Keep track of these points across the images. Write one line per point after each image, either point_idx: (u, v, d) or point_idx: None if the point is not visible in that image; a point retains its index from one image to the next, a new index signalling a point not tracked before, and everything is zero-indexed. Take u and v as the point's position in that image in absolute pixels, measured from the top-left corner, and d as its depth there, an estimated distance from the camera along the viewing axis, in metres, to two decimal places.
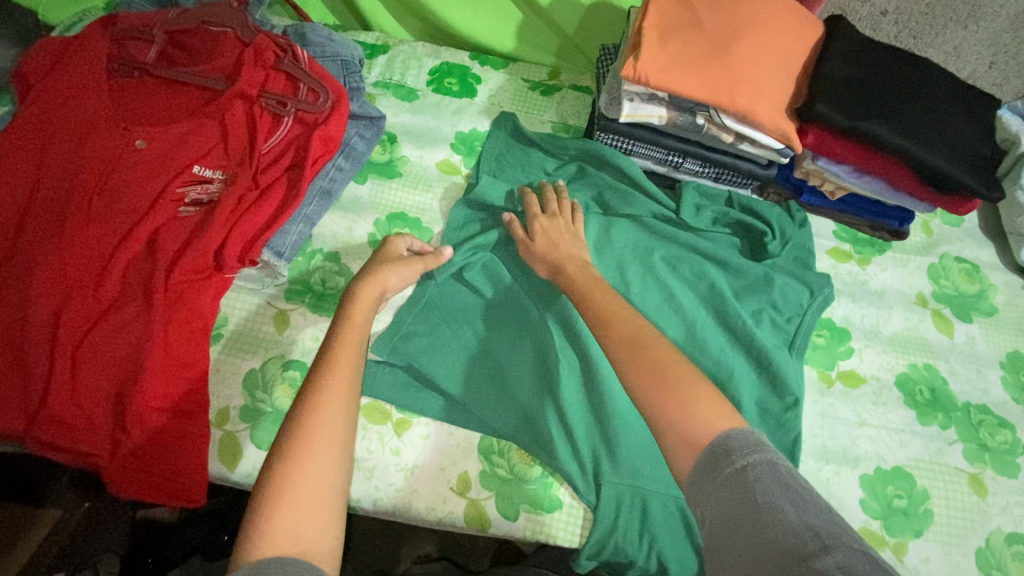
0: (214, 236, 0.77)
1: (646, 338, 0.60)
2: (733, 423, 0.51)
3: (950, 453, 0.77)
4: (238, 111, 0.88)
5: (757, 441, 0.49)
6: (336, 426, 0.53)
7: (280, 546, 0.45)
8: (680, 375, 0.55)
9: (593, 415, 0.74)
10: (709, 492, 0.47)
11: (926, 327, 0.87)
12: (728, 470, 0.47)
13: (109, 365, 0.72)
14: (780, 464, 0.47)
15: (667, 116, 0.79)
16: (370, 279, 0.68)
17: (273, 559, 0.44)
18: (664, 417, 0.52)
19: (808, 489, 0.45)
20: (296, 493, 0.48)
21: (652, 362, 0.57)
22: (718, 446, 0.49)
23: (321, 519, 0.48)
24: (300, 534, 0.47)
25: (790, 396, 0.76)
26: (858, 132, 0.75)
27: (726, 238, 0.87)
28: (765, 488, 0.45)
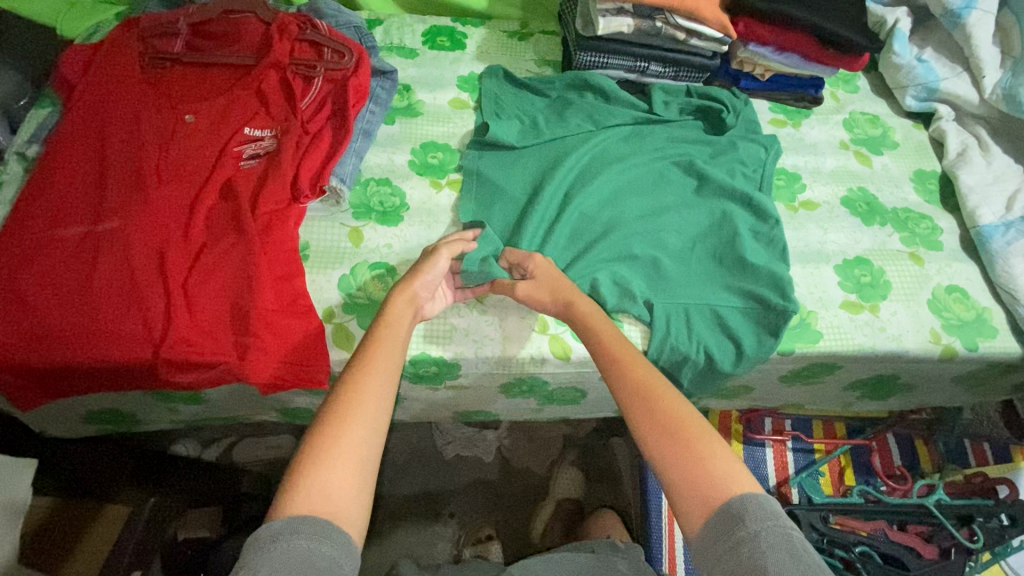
0: (287, 172, 0.90)
1: (658, 384, 0.66)
2: (745, 484, 0.57)
3: (891, 241, 1.01)
4: (274, 78, 1.01)
5: (772, 509, 0.55)
6: (372, 405, 0.62)
7: (313, 506, 0.55)
8: (694, 432, 0.61)
9: (629, 259, 0.92)
10: (719, 554, 0.54)
11: (853, 162, 1.12)
12: (742, 533, 0.53)
13: (220, 288, 0.83)
14: (792, 535, 0.53)
15: (633, 24, 0.99)
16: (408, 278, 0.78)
17: (305, 516, 0.54)
18: (676, 476, 0.59)
19: (815, 560, 0.51)
20: (331, 461, 0.57)
21: (665, 415, 0.63)
22: (733, 508, 0.55)
23: (353, 486, 0.57)
24: (333, 497, 0.56)
25: (772, 218, 0.96)
26: (775, 13, 1.00)
27: (692, 122, 1.09)
28: (774, 557, 0.51)
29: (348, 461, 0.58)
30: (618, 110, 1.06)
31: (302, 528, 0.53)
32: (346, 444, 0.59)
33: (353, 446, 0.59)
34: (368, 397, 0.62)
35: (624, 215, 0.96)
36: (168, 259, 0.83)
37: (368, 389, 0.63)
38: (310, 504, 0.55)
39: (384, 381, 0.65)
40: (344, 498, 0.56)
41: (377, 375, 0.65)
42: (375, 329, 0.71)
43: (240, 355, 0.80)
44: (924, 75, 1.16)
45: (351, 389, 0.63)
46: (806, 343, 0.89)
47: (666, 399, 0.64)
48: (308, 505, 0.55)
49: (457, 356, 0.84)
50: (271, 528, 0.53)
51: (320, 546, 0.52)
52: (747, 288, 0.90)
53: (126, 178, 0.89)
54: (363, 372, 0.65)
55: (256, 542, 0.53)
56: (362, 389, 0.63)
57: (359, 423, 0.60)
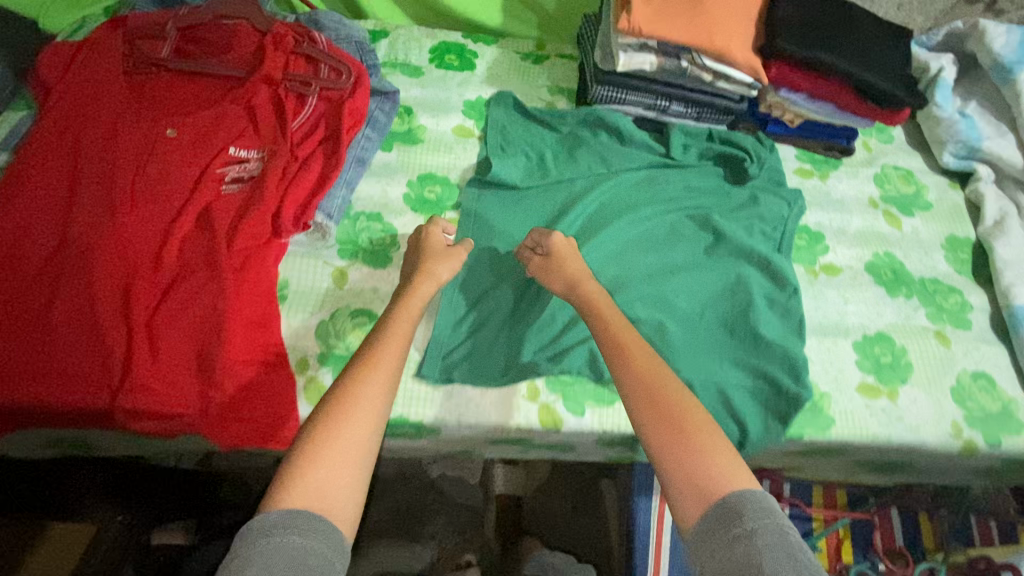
0: (269, 204, 0.83)
1: (658, 378, 0.65)
2: (749, 484, 0.56)
3: (917, 317, 0.94)
4: (265, 95, 0.93)
5: (768, 507, 0.53)
6: (374, 399, 0.61)
7: (309, 500, 0.54)
8: (697, 425, 0.60)
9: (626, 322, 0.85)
10: (711, 549, 0.52)
11: (881, 223, 1.04)
12: (737, 530, 0.52)
13: (188, 330, 0.77)
14: (788, 533, 0.51)
15: (657, 62, 0.91)
16: (420, 277, 0.78)
17: (301, 510, 0.52)
18: (681, 467, 0.58)
19: (810, 563, 0.50)
20: (330, 454, 0.56)
21: (666, 407, 0.62)
22: (730, 504, 0.54)
23: (349, 482, 0.56)
24: (329, 491, 0.54)
25: (790, 286, 0.89)
26: (814, 61, 0.90)
27: (711, 169, 1.01)
28: (771, 554, 0.50)
29: (345, 454, 0.57)
30: (631, 155, 0.99)
31: (296, 520, 0.51)
32: (345, 437, 0.58)
33: (351, 440, 0.58)
34: (370, 392, 0.61)
35: (629, 276, 0.89)
36: (134, 294, 0.77)
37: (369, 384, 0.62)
38: (305, 496, 0.54)
39: (387, 376, 0.64)
40: (339, 494, 0.55)
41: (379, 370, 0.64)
42: (383, 324, 0.71)
43: (202, 407, 0.74)
44: (966, 131, 1.07)
45: (352, 384, 0.62)
46: (817, 429, 0.82)
47: (677, 396, 0.63)
48: (303, 500, 0.53)
49: (437, 421, 0.77)
50: (264, 520, 0.52)
51: (313, 544, 0.51)
52: (758, 366, 0.83)
53: (97, 198, 0.83)
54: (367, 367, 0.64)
55: (247, 535, 0.51)
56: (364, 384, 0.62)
57: (360, 416, 0.59)
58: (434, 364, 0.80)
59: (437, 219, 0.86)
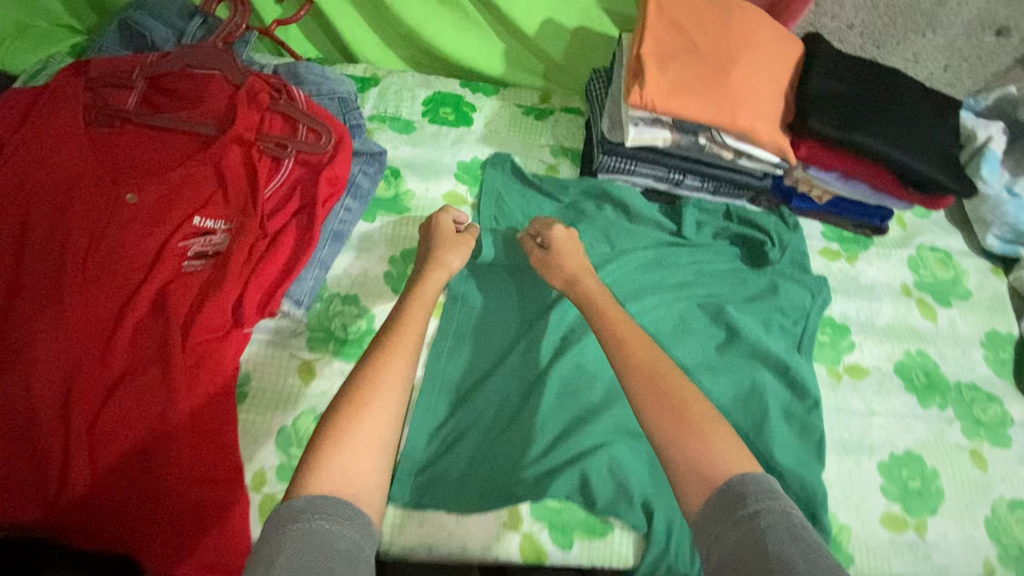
0: (230, 291, 0.75)
1: (666, 367, 0.62)
2: (753, 468, 0.53)
3: (950, 431, 0.84)
4: (236, 156, 0.84)
5: (771, 489, 0.51)
6: (394, 384, 0.58)
7: (332, 487, 0.51)
8: (699, 414, 0.57)
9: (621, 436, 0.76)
10: (717, 532, 0.49)
11: (914, 314, 0.94)
12: (741, 513, 0.49)
13: (133, 434, 0.70)
14: (792, 514, 0.49)
15: (671, 138, 0.81)
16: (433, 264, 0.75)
17: (325, 496, 0.49)
18: (682, 459, 0.55)
19: (816, 542, 0.47)
20: (355, 438, 0.54)
21: (672, 396, 0.59)
22: (733, 487, 0.51)
23: (374, 470, 0.54)
24: (353, 480, 0.52)
25: (811, 398, 0.80)
26: (849, 143, 0.80)
27: (727, 250, 0.91)
28: (775, 536, 0.47)
29: (368, 440, 0.54)
30: (638, 234, 0.89)
31: (324, 505, 0.49)
32: (370, 421, 0.55)
33: (375, 425, 0.55)
34: (391, 377, 0.59)
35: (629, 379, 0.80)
36: (76, 392, 0.70)
37: (389, 368, 0.59)
38: (327, 482, 0.51)
39: (406, 359, 0.61)
40: (362, 482, 0.52)
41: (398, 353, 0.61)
42: (397, 312, 0.67)
43: (145, 527, 0.68)
44: (1014, 214, 0.96)
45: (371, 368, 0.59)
46: None
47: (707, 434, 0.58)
48: (327, 487, 0.50)
49: (405, 550, 0.69)
50: (289, 507, 0.49)
51: (341, 528, 0.48)
52: None
53: (43, 275, 0.74)
54: (385, 351, 0.61)
55: (272, 526, 0.48)
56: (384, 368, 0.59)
57: (381, 405, 0.56)
58: (405, 482, 0.71)
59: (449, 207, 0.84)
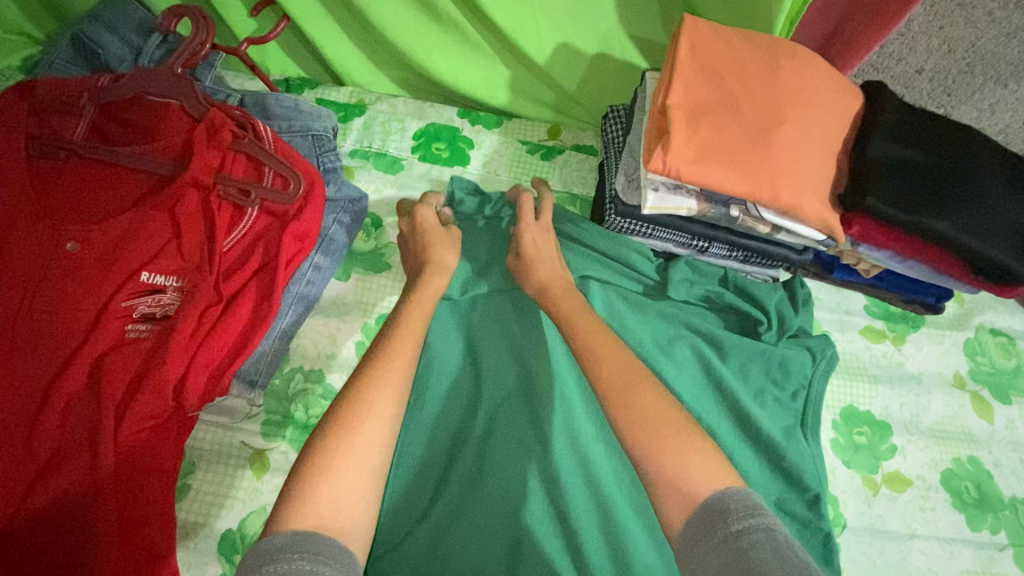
0: (172, 370, 0.65)
1: (649, 386, 0.56)
2: (731, 482, 0.48)
3: (1002, 560, 0.72)
4: (191, 203, 0.73)
5: (758, 505, 0.45)
6: (389, 401, 0.52)
7: (319, 517, 0.44)
8: (674, 423, 0.52)
9: (613, 561, 0.65)
10: (698, 556, 0.43)
11: (967, 412, 0.81)
12: (723, 531, 0.43)
13: (53, 539, 0.60)
14: (781, 534, 0.42)
15: (698, 208, 0.69)
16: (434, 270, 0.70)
17: (310, 531, 0.43)
18: (656, 467, 0.49)
19: (809, 563, 0.40)
20: (345, 462, 0.48)
21: (655, 413, 0.53)
22: (714, 505, 0.45)
23: (363, 502, 0.47)
24: (342, 509, 0.46)
25: (810, 492, 0.70)
26: (912, 226, 0.67)
27: (713, 318, 0.80)
28: (761, 556, 0.40)
29: (357, 467, 0.48)
30: (647, 308, 0.79)
31: (307, 543, 0.42)
32: (360, 442, 0.49)
33: (367, 450, 0.49)
34: (387, 392, 0.53)
35: (628, 485, 0.69)
36: None
37: (383, 384, 0.53)
38: (315, 511, 0.44)
39: (402, 375, 0.55)
40: (352, 509, 0.46)
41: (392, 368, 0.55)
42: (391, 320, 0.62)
43: None
44: None
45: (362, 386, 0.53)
46: None
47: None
48: (314, 517, 0.44)
49: None
50: (269, 543, 0.42)
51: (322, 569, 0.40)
52: None
53: None
54: (378, 364, 0.55)
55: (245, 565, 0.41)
56: (377, 384, 0.53)
57: (375, 420, 0.51)
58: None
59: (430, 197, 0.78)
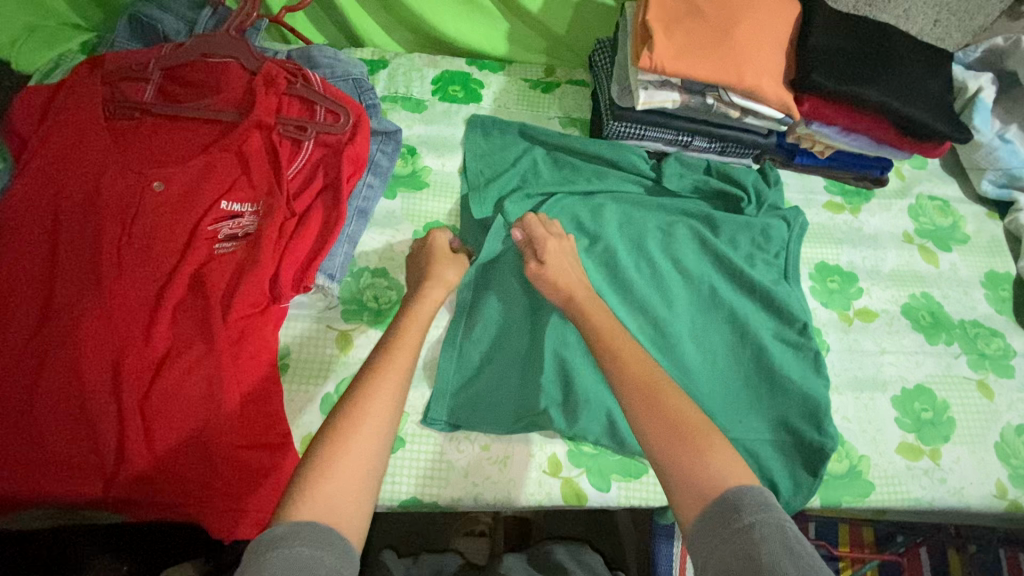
0: (267, 268, 0.77)
1: (666, 394, 0.60)
2: (747, 480, 0.53)
3: (958, 365, 0.89)
4: (256, 141, 0.85)
5: (765, 501, 0.50)
6: (385, 408, 0.58)
7: (318, 512, 0.50)
8: (694, 426, 0.57)
9: None
10: (711, 549, 0.48)
11: (917, 259, 0.98)
12: (735, 525, 0.48)
13: (185, 413, 0.72)
14: (786, 526, 0.48)
15: (680, 99, 0.85)
16: (431, 282, 0.78)
17: (309, 522, 0.48)
18: (674, 465, 0.55)
19: (811, 555, 0.46)
20: (341, 466, 0.53)
21: (671, 416, 0.58)
22: (728, 500, 0.50)
23: (360, 494, 0.53)
24: (338, 505, 0.51)
25: (799, 322, 0.85)
26: (849, 96, 0.83)
27: (703, 203, 0.95)
28: (768, 548, 0.46)
29: (356, 467, 0.54)
30: (649, 200, 0.94)
31: (308, 532, 0.48)
32: (357, 446, 0.54)
33: (364, 449, 0.55)
34: (382, 402, 0.58)
35: (650, 333, 0.84)
36: (122, 374, 0.71)
37: (381, 391, 0.59)
38: (314, 508, 0.50)
39: (397, 388, 0.61)
40: (347, 505, 0.51)
41: (388, 381, 0.60)
42: (389, 337, 0.67)
43: (205, 498, 0.70)
44: (1006, 159, 0.99)
45: (362, 394, 0.58)
46: (855, 496, 0.78)
47: (665, 393, 0.60)
48: (314, 510, 0.49)
49: (453, 501, 0.73)
50: (271, 533, 0.48)
51: (321, 555, 0.47)
52: (781, 416, 0.80)
53: (80, 263, 0.74)
54: (374, 378, 0.60)
55: (254, 547, 0.47)
56: (375, 395, 0.59)
57: (370, 426, 0.56)
58: (441, 414, 0.76)
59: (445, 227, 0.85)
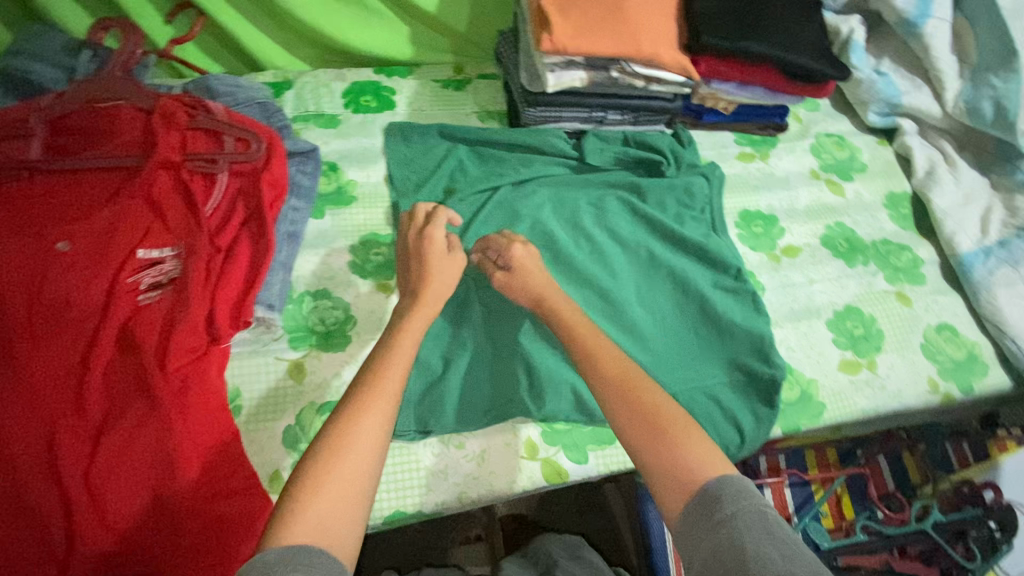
0: (199, 309, 0.74)
1: (641, 383, 0.62)
2: (722, 468, 0.55)
3: (877, 281, 0.96)
4: (165, 181, 0.82)
5: (745, 489, 0.53)
6: (376, 423, 0.56)
7: (308, 535, 0.49)
8: (671, 419, 0.59)
9: None
10: (697, 539, 0.51)
11: (826, 193, 1.05)
12: (718, 515, 0.51)
13: (136, 477, 0.67)
14: (766, 512, 0.51)
15: (587, 77, 0.88)
16: (416, 296, 0.73)
17: (300, 547, 0.47)
18: (654, 462, 0.57)
19: (789, 537, 0.50)
20: (332, 486, 0.52)
21: (648, 411, 0.60)
22: (709, 492, 0.53)
23: (352, 513, 0.52)
24: (330, 526, 0.50)
25: (733, 268, 0.90)
26: (737, 50, 0.89)
27: (627, 173, 0.99)
28: (750, 534, 0.49)
29: (347, 485, 0.52)
30: (576, 179, 0.97)
31: (298, 557, 0.47)
32: (346, 464, 0.53)
33: (354, 466, 0.53)
34: (373, 416, 0.57)
35: (600, 304, 0.86)
36: (58, 450, 0.66)
37: (370, 407, 0.57)
38: (303, 531, 0.49)
39: (391, 399, 0.59)
40: (339, 526, 0.50)
41: (381, 392, 0.59)
42: (384, 345, 0.65)
43: (172, 561, 0.66)
44: (885, 89, 1.09)
45: (353, 409, 0.57)
46: (810, 418, 0.84)
47: (640, 388, 0.62)
48: (305, 534, 0.49)
49: (439, 506, 0.72)
50: (263, 560, 0.46)
51: None
52: (732, 358, 0.84)
53: None
54: (365, 391, 0.59)
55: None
56: (366, 408, 0.57)
57: (360, 441, 0.55)
58: (410, 422, 0.75)
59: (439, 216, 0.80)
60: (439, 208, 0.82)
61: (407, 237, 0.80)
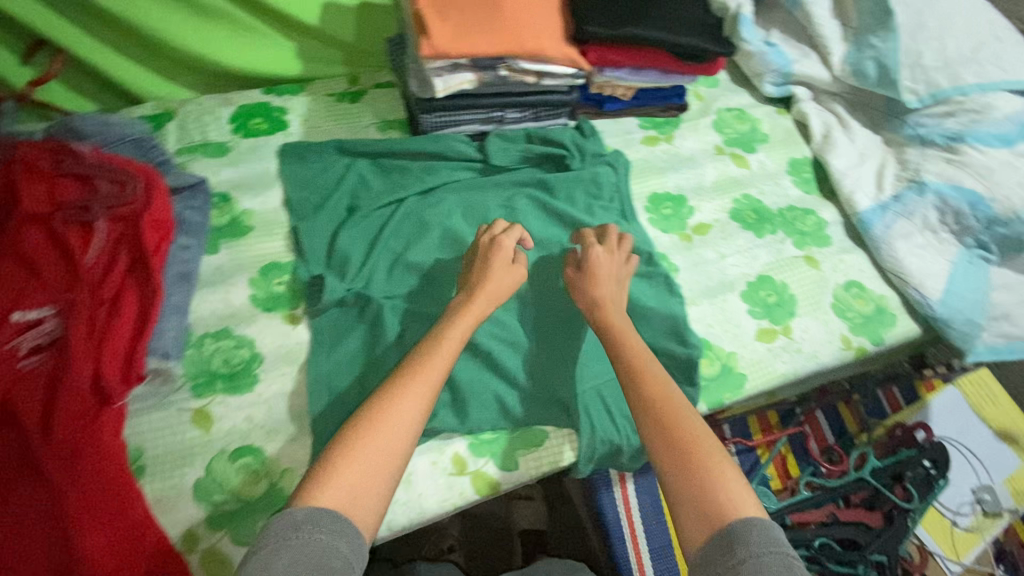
0: (83, 369, 0.69)
1: (676, 408, 0.64)
2: (752, 510, 0.56)
3: (786, 248, 0.99)
4: (36, 237, 0.76)
5: (774, 539, 0.52)
6: (407, 409, 0.61)
7: (334, 499, 0.54)
8: (708, 454, 0.60)
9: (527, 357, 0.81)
10: None
11: (732, 167, 1.07)
12: (738, 556, 0.51)
13: (28, 559, 0.62)
14: (792, 565, 0.50)
15: (475, 78, 0.87)
16: (476, 295, 0.75)
17: (327, 510, 0.52)
18: (680, 490, 0.58)
19: None
20: (364, 457, 0.57)
21: (684, 441, 0.61)
22: (734, 531, 0.53)
23: (375, 491, 0.56)
24: (354, 499, 0.54)
25: (646, 253, 0.91)
26: (622, 36, 0.89)
27: (534, 170, 0.98)
28: None
29: (374, 462, 0.57)
30: (483, 181, 0.95)
31: (323, 519, 0.52)
32: (375, 442, 0.58)
33: (381, 445, 0.58)
34: (403, 404, 0.61)
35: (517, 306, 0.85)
36: None
37: (405, 393, 0.62)
38: (330, 493, 0.54)
39: (427, 385, 0.63)
40: (363, 496, 0.55)
41: (419, 379, 0.63)
42: (433, 333, 0.70)
43: None
44: (775, 60, 1.12)
45: (388, 393, 0.62)
46: (733, 391, 0.85)
47: (682, 415, 0.63)
48: (333, 499, 0.54)
49: None
50: (292, 516, 0.52)
51: (338, 545, 0.51)
52: (652, 343, 0.85)
53: None
54: (403, 377, 0.64)
55: (277, 525, 0.51)
56: (402, 394, 0.62)
57: (391, 421, 0.60)
58: None
59: (514, 230, 0.82)
60: (517, 225, 0.83)
61: (481, 241, 0.82)
